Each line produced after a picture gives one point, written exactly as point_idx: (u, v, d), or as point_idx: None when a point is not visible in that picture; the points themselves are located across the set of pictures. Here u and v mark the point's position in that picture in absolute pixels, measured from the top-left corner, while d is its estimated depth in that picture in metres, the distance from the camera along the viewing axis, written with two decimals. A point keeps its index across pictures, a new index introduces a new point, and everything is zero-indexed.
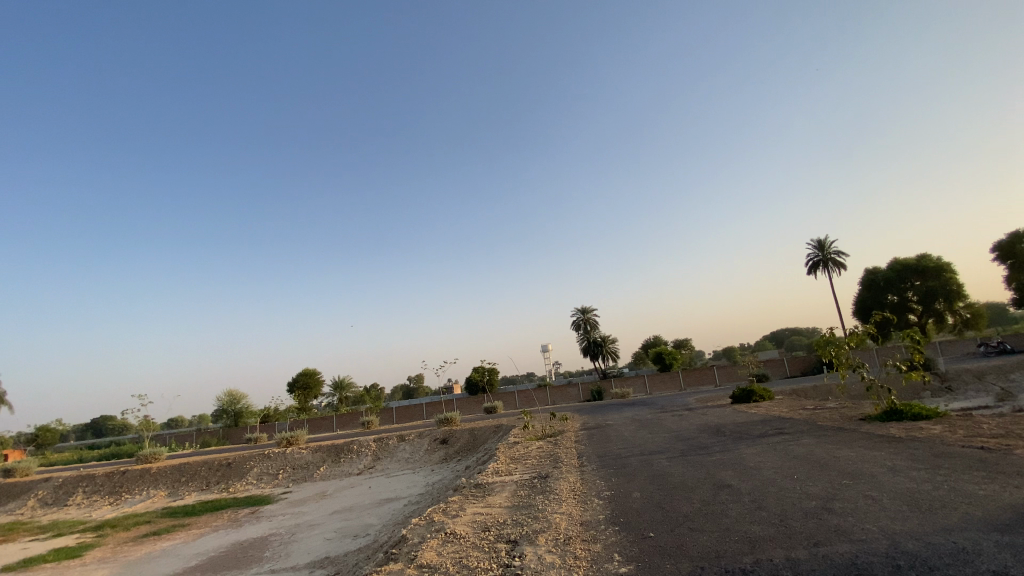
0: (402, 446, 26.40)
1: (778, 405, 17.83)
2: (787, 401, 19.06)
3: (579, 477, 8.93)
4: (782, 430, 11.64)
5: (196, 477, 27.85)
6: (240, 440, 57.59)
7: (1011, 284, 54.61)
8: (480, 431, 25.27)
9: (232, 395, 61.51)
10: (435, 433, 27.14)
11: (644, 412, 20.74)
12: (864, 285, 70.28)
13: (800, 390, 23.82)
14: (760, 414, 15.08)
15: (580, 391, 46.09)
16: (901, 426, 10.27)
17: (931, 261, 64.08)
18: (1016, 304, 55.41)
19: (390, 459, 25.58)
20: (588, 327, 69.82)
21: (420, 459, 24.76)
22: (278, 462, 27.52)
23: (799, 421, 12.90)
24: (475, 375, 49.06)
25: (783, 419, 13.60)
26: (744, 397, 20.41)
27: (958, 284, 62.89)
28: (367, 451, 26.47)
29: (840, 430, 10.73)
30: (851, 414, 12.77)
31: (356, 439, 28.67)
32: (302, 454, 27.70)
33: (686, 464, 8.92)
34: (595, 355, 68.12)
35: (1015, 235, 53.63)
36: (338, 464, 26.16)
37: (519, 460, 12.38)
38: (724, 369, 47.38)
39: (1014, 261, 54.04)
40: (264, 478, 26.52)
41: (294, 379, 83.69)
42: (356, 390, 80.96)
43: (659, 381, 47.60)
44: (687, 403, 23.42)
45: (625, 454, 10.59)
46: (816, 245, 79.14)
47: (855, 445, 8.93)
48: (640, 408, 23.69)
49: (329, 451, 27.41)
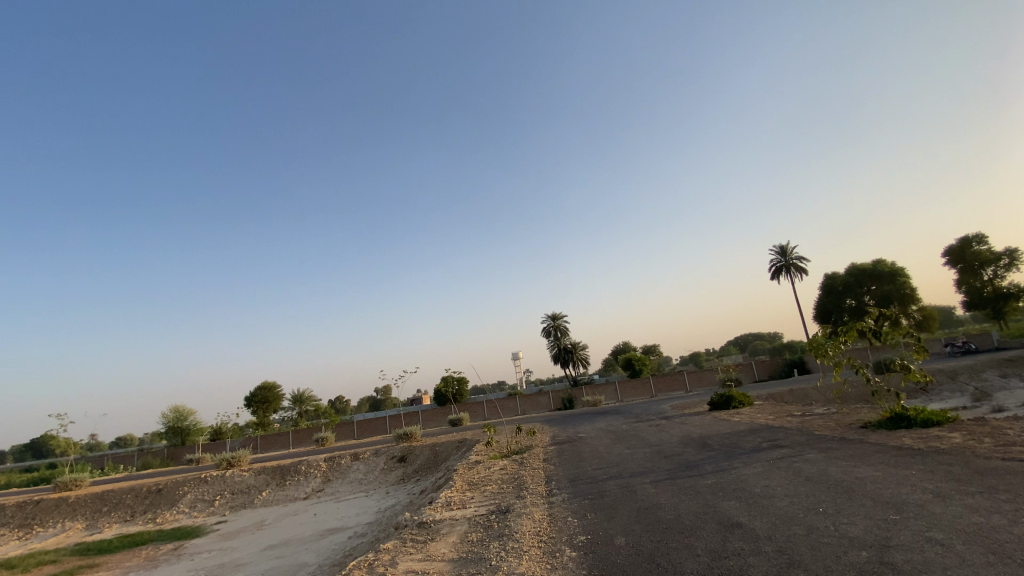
0: (356, 465, 24.08)
1: (761, 411, 16.55)
2: (768, 406, 17.87)
3: (545, 513, 7.11)
4: (776, 441, 10.17)
5: (121, 506, 24.72)
6: (186, 460, 53.35)
7: (961, 287, 56.03)
8: (441, 447, 23.19)
9: (179, 412, 56.95)
10: (392, 449, 24.92)
11: (618, 422, 19.19)
12: (824, 289, 71.67)
13: (777, 394, 22.83)
14: (746, 422, 13.69)
15: (550, 400, 44.48)
16: (913, 435, 8.94)
17: (886, 266, 65.78)
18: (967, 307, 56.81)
19: (342, 480, 23.19)
20: (558, 334, 68.55)
21: (375, 480, 22.52)
22: (216, 486, 24.72)
23: (792, 429, 11.52)
24: (442, 385, 46.82)
25: (773, 427, 12.21)
26: (723, 403, 19.10)
27: (912, 288, 64.55)
28: (316, 472, 24.02)
29: (843, 441, 9.31)
30: (849, 421, 11.44)
31: (305, 459, 26.13)
32: (243, 477, 24.95)
33: (677, 492, 7.25)
34: (565, 362, 66.84)
35: (964, 239, 55.45)
36: (282, 487, 23.60)
37: (478, 486, 10.51)
38: (694, 374, 46.63)
39: (963, 266, 55.73)
40: (197, 506, 23.68)
41: (252, 393, 79.20)
42: (317, 403, 77.09)
43: (630, 388, 46.48)
44: (662, 410, 21.97)
45: (602, 478, 8.86)
46: (779, 250, 80.54)
47: (872, 460, 7.47)
48: (613, 417, 22.11)
49: (273, 473, 24.80)
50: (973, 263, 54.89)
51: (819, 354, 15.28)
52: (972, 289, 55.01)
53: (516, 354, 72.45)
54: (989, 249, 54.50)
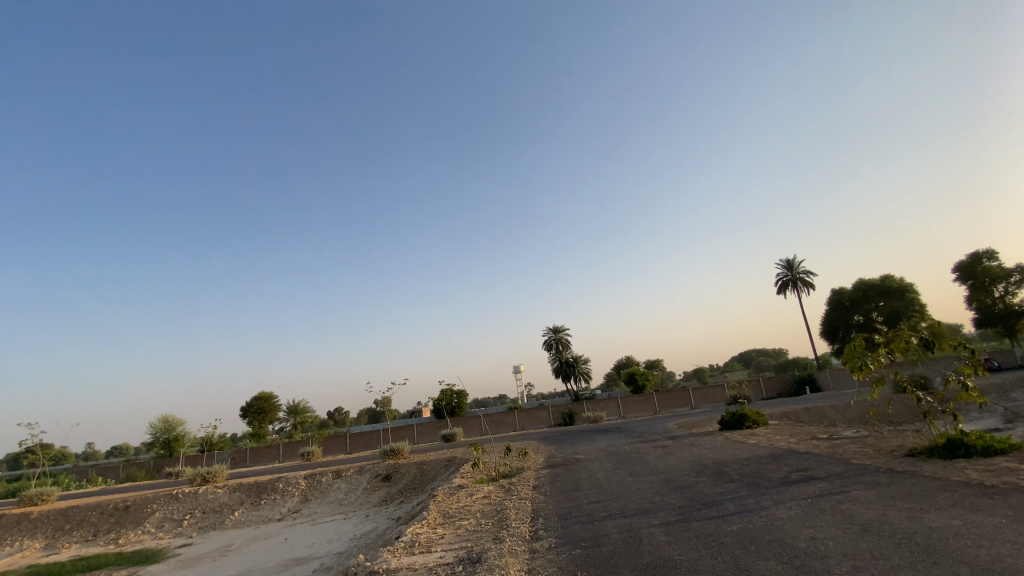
0: (337, 483, 22.37)
1: (780, 432, 14.85)
2: (786, 427, 16.16)
3: (523, 568, 5.49)
4: (808, 471, 8.51)
5: (85, 523, 23.03)
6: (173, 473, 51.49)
7: (970, 305, 53.99)
8: (428, 465, 21.51)
9: (168, 422, 54.93)
10: (378, 467, 23.22)
11: (620, 442, 17.52)
12: (830, 305, 69.87)
13: (791, 413, 21.11)
14: (767, 446, 12.02)
15: (549, 415, 42.67)
16: (979, 467, 7.30)
17: (894, 282, 64.01)
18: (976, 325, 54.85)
19: (321, 500, 21.49)
20: (560, 347, 66.77)
21: (357, 500, 20.81)
22: (187, 504, 23.03)
23: (822, 456, 9.86)
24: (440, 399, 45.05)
25: (799, 453, 10.55)
26: (735, 423, 17.39)
27: (921, 305, 62.72)
28: (294, 491, 22.33)
29: (891, 473, 7.65)
30: (891, 449, 9.76)
31: (284, 475, 24.42)
32: (216, 494, 23.25)
33: (693, 542, 5.62)
34: (567, 376, 64.98)
35: (975, 254, 53.76)
36: (256, 507, 21.90)
37: (452, 522, 8.88)
38: (699, 391, 44.77)
39: (974, 282, 53.94)
40: (165, 526, 21.98)
41: (248, 404, 77.50)
42: (314, 415, 75.07)
43: (634, 404, 44.59)
44: (668, 430, 20.25)
45: (600, 517, 7.21)
46: (786, 264, 78.97)
47: (942, 501, 5.83)
48: (615, 436, 20.43)
49: (248, 491, 23.12)
50: (983, 280, 53.15)
51: (855, 368, 13.87)
52: (982, 307, 53.06)
53: (520, 366, 71.54)
54: (1000, 265, 52.74)
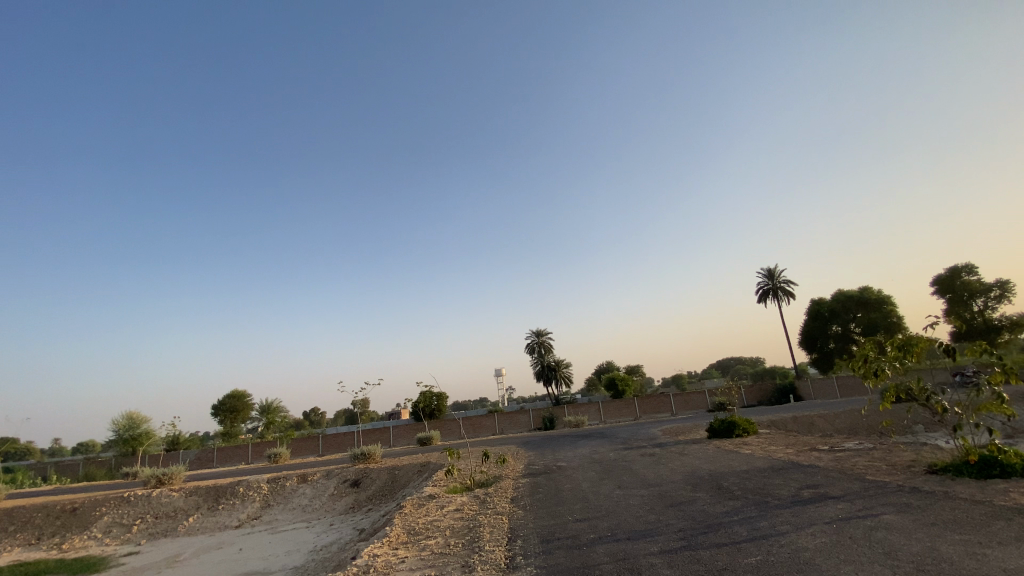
0: (302, 488, 20.97)
1: (774, 442, 14.07)
2: (779, 436, 15.40)
3: None
4: (824, 490, 7.60)
5: (28, 525, 21.11)
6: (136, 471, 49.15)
7: (948, 317, 54.61)
8: (400, 471, 20.25)
9: (131, 419, 52.13)
10: (346, 471, 21.85)
11: (605, 449, 16.58)
12: (809, 314, 70.32)
13: (779, 421, 20.44)
14: (766, 458, 11.15)
15: (529, 419, 41.64)
16: (1017, 490, 6.50)
17: (872, 293, 64.64)
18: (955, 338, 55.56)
19: (283, 506, 20.06)
20: (542, 350, 65.72)
21: (322, 507, 19.46)
22: (139, 508, 21.31)
23: (833, 471, 8.99)
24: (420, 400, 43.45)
25: (804, 467, 9.70)
26: (724, 431, 16.54)
27: (898, 317, 63.41)
28: (255, 496, 20.83)
29: (921, 495, 6.79)
30: (908, 466, 8.92)
31: (245, 478, 22.87)
32: (171, 498, 21.57)
33: None
34: (548, 380, 64.06)
35: (954, 268, 54.40)
36: (213, 512, 20.38)
37: (418, 541, 7.71)
38: (680, 397, 44.18)
39: (952, 295, 54.63)
40: (113, 531, 20.27)
41: (219, 403, 74.84)
42: (288, 416, 72.80)
43: (614, 409, 43.84)
44: (653, 437, 19.39)
45: (592, 542, 6.13)
46: (767, 273, 79.43)
47: (1000, 533, 4.94)
48: (598, 442, 19.48)
49: (206, 495, 21.53)
50: (962, 293, 53.83)
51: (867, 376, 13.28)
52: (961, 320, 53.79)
53: (501, 368, 70.46)
54: (979, 279, 53.62)
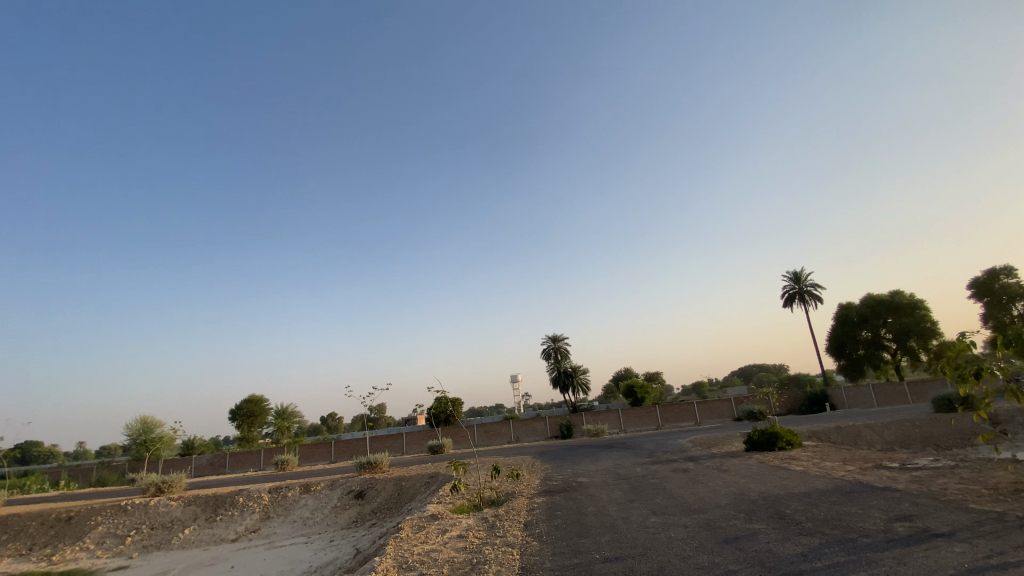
0: (305, 500, 19.71)
1: (826, 456, 12.35)
2: (828, 450, 13.64)
3: None
4: (925, 525, 5.98)
5: (21, 535, 20.24)
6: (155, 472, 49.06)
7: (987, 322, 51.39)
8: (407, 482, 18.87)
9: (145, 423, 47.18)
10: (352, 481, 20.54)
11: (631, 462, 14.99)
12: (837, 319, 67.12)
13: (821, 433, 18.57)
14: (826, 476, 9.48)
15: (546, 426, 40.00)
16: None
17: (905, 297, 61.08)
18: None
19: (284, 519, 18.85)
20: (558, 356, 63.82)
21: (324, 521, 18.19)
22: (135, 518, 20.29)
23: (920, 496, 7.32)
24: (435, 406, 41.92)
25: (880, 490, 8.01)
26: (765, 444, 14.79)
27: (932, 321, 59.99)
28: (254, 506, 19.67)
29: None
30: (1014, 491, 7.22)
31: (247, 487, 21.74)
32: (169, 508, 20.49)
33: None
34: (565, 387, 62.21)
35: (992, 270, 51.05)
36: (210, 524, 19.26)
37: None
38: (705, 405, 42.00)
39: (990, 299, 51.41)
40: (107, 542, 19.22)
41: (238, 406, 74.37)
42: (303, 420, 72.04)
43: (635, 417, 41.90)
44: (681, 448, 17.69)
45: None
46: (793, 276, 76.34)
47: None
48: (622, 453, 17.84)
49: (204, 505, 20.43)
50: (1001, 297, 50.67)
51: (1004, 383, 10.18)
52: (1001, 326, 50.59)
53: (517, 375, 68.87)
54: (1018, 282, 50.35)
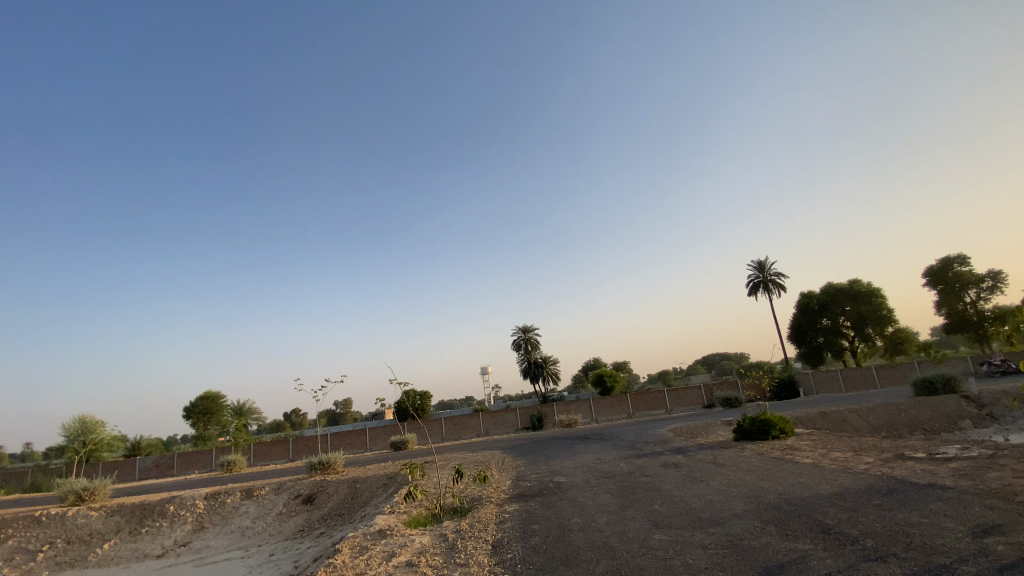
0: (246, 506, 17.41)
1: (830, 445, 11.13)
2: (828, 438, 12.49)
3: None
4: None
5: None
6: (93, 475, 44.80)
7: (940, 309, 52.82)
8: (362, 484, 16.83)
9: (83, 423, 41.62)
10: (300, 483, 18.33)
11: (613, 455, 13.47)
12: (798, 307, 68.07)
13: (808, 419, 17.56)
14: (850, 472, 8.13)
15: (516, 418, 38.43)
16: None
17: (863, 286, 62.06)
18: (947, 329, 53.51)
19: (220, 529, 16.56)
20: (528, 347, 62.49)
21: (267, 530, 16.03)
22: (49, 530, 17.47)
23: (985, 498, 6.00)
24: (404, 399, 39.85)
25: (927, 489, 6.66)
26: (758, 433, 13.51)
27: (889, 308, 61.24)
28: (187, 516, 17.22)
29: None
30: None
31: (180, 493, 19.17)
32: (88, 518, 17.73)
33: None
34: (535, 377, 60.96)
35: (946, 259, 52.08)
36: (133, 539, 16.75)
37: None
38: (675, 392, 41.28)
39: (944, 287, 52.58)
40: (14, 559, 16.48)
41: (192, 404, 69.79)
42: (261, 417, 68.30)
43: (606, 406, 40.89)
44: (664, 439, 16.35)
45: None
46: (758, 265, 77.12)
47: None
48: (600, 445, 16.33)
49: (129, 515, 17.84)
50: (954, 285, 51.78)
51: None
52: (953, 312, 51.92)
53: (486, 366, 67.29)
54: (971, 270, 51.50)
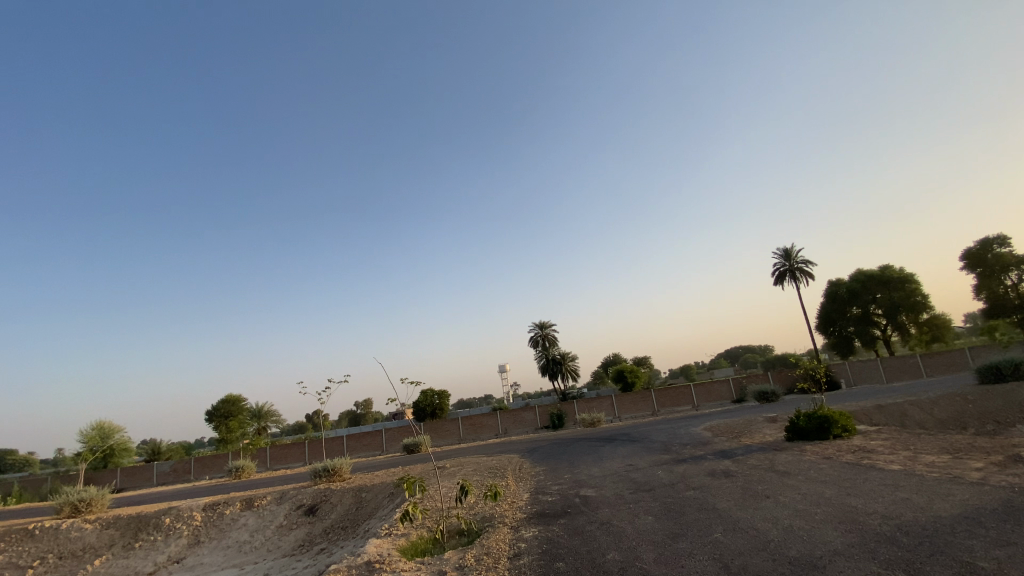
0: (245, 519, 16.10)
1: (913, 446, 9.23)
2: (901, 436, 10.60)
3: None
4: None
5: None
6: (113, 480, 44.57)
7: (978, 294, 49.57)
8: (368, 493, 15.35)
9: (101, 429, 41.01)
10: (304, 492, 17.00)
11: (648, 460, 11.70)
12: (826, 296, 64.99)
13: (863, 414, 15.48)
14: (965, 483, 6.30)
15: (535, 416, 36.80)
16: None
17: (894, 271, 58.69)
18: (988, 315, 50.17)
19: (217, 544, 15.29)
20: (546, 344, 60.80)
21: (265, 544, 14.70)
22: (42, 544, 16.41)
23: None
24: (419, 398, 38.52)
25: None
26: (815, 431, 11.63)
27: (924, 294, 57.82)
28: (182, 529, 16.04)
29: None
30: None
31: (179, 504, 18.00)
32: (81, 531, 16.69)
33: None
34: (554, 374, 59.19)
35: (984, 241, 48.75)
36: (126, 555, 15.59)
37: None
38: (701, 387, 39.14)
39: (982, 270, 49.28)
40: None
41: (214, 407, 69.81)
42: (281, 419, 68.01)
43: (629, 403, 38.98)
44: (702, 439, 14.52)
45: None
46: (782, 254, 74.04)
47: None
48: (630, 447, 14.58)
49: (124, 528, 16.72)
50: (993, 267, 48.40)
51: None
52: (993, 296, 48.58)
53: (505, 363, 65.73)
54: (1012, 251, 48.06)
